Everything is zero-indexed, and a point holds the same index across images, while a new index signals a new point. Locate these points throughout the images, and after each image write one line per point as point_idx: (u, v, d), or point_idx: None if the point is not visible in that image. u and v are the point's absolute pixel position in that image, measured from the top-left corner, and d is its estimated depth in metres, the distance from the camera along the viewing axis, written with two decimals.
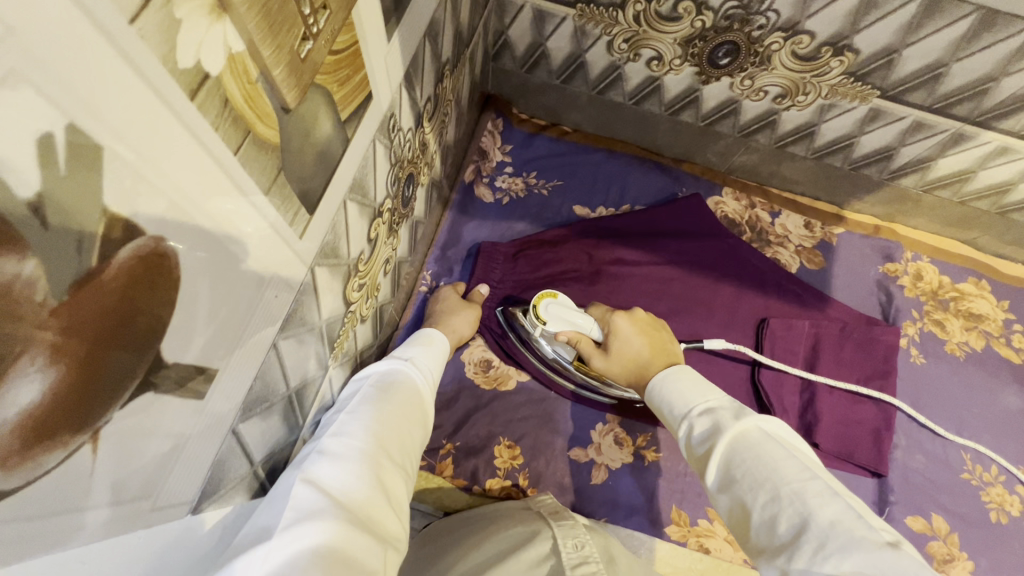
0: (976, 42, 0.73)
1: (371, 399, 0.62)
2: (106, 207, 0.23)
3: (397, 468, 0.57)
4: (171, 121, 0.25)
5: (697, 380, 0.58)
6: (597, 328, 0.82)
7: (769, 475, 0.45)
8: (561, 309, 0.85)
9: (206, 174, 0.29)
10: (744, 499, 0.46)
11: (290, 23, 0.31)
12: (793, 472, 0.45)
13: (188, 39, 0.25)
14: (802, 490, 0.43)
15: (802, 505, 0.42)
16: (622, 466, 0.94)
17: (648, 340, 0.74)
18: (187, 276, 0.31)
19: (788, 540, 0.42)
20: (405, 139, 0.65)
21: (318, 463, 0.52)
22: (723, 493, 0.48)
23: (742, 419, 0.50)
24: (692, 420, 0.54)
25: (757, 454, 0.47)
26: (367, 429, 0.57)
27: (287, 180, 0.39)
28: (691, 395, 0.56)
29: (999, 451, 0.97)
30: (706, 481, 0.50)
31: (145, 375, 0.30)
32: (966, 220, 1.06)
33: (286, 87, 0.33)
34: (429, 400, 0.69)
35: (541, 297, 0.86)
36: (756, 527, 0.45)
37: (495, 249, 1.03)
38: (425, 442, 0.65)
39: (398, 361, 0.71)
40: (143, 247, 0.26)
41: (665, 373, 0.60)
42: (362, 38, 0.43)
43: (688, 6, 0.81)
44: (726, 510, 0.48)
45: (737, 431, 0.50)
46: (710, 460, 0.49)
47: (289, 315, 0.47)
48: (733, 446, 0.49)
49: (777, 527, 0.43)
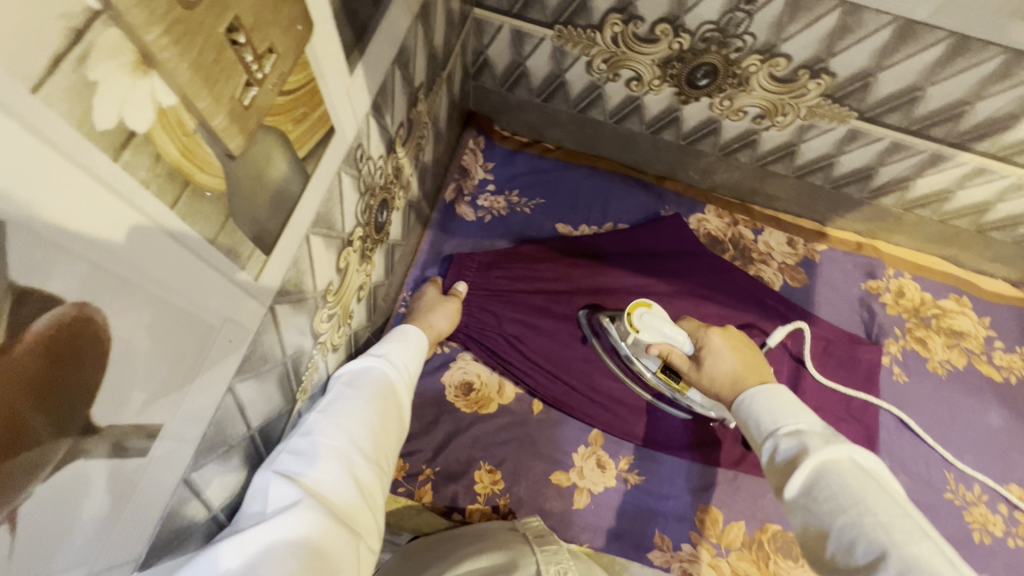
0: (950, 67, 0.73)
1: (347, 399, 0.60)
2: (14, 283, 0.22)
3: (371, 467, 0.56)
4: (91, 185, 0.24)
5: (795, 403, 0.56)
6: (689, 343, 0.79)
7: (856, 502, 0.45)
8: (655, 318, 0.82)
9: (138, 233, 0.28)
10: (822, 520, 0.46)
11: (230, 71, 0.30)
12: (882, 505, 0.44)
13: (106, 101, 0.24)
14: (890, 523, 0.42)
15: (886, 536, 0.42)
16: (604, 490, 0.92)
17: (743, 355, 0.71)
18: (119, 339, 0.29)
19: (864, 565, 0.41)
20: (377, 166, 0.64)
21: (290, 464, 0.51)
22: (799, 507, 0.48)
23: (834, 447, 0.48)
24: (779, 438, 0.52)
25: (847, 484, 0.46)
26: (342, 430, 0.56)
27: (237, 225, 0.37)
28: (782, 415, 0.54)
29: (981, 470, 0.97)
30: (785, 493, 0.49)
31: (72, 443, 0.28)
32: (946, 237, 1.06)
33: (230, 135, 0.32)
34: (405, 400, 0.67)
35: (635, 306, 0.84)
36: (833, 550, 0.44)
37: (468, 258, 1.03)
38: (400, 440, 0.64)
39: (370, 358, 0.67)
40: (62, 315, 0.25)
41: (759, 391, 0.58)
42: (320, 75, 0.42)
43: (665, 28, 0.80)
44: (800, 526, 0.48)
45: (828, 457, 0.48)
46: (796, 472, 0.48)
47: (245, 357, 0.45)
48: (821, 469, 0.48)
49: (854, 553, 0.43)
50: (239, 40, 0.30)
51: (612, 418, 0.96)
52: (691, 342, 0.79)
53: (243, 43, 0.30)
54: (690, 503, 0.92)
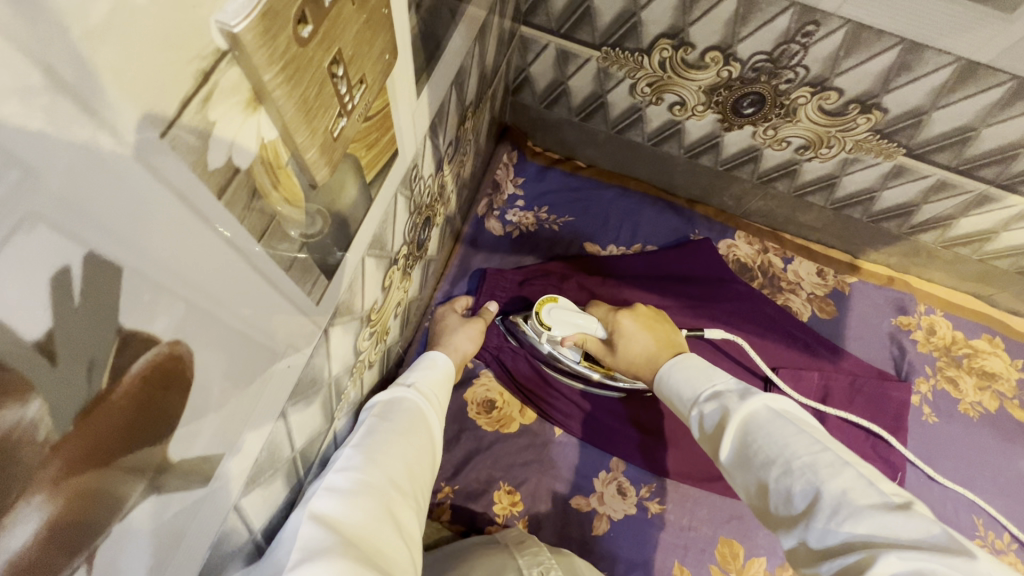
0: (1008, 110, 0.71)
1: (377, 431, 0.59)
2: (121, 326, 0.21)
3: (404, 503, 0.54)
4: (198, 224, 0.23)
5: (707, 365, 0.58)
6: (602, 327, 0.80)
7: (780, 451, 0.45)
8: (563, 312, 0.82)
9: (229, 268, 0.27)
10: (759, 476, 0.46)
11: (327, 105, 0.29)
12: (802, 445, 0.44)
13: (221, 140, 0.23)
14: (813, 461, 0.43)
15: (814, 476, 0.42)
16: (625, 517, 0.91)
17: (654, 334, 0.72)
18: (201, 373, 0.28)
19: (803, 510, 0.42)
20: (426, 185, 0.63)
21: (324, 502, 0.49)
22: (738, 469, 0.48)
23: (748, 399, 0.50)
24: (702, 406, 0.54)
25: (768, 432, 0.46)
26: (374, 463, 0.55)
27: (309, 251, 0.37)
28: (698, 382, 0.55)
29: (1009, 517, 0.94)
30: (720, 459, 0.50)
31: (148, 481, 0.27)
32: (984, 276, 1.04)
33: (318, 166, 0.31)
34: (435, 429, 0.65)
35: (541, 303, 0.83)
36: (773, 502, 0.44)
37: (500, 276, 1.01)
38: (433, 475, 0.62)
39: (400, 390, 0.67)
40: (157, 355, 0.24)
41: (670, 363, 0.60)
42: (394, 101, 0.41)
43: (715, 56, 0.79)
44: (742, 487, 0.48)
45: (745, 412, 0.49)
46: (724, 436, 0.49)
47: (297, 383, 0.44)
48: (745, 425, 0.48)
49: (792, 500, 0.43)
50: (338, 73, 0.29)
51: (633, 445, 0.95)
52: (602, 327, 0.79)
53: (342, 75, 0.29)
54: (711, 535, 0.91)
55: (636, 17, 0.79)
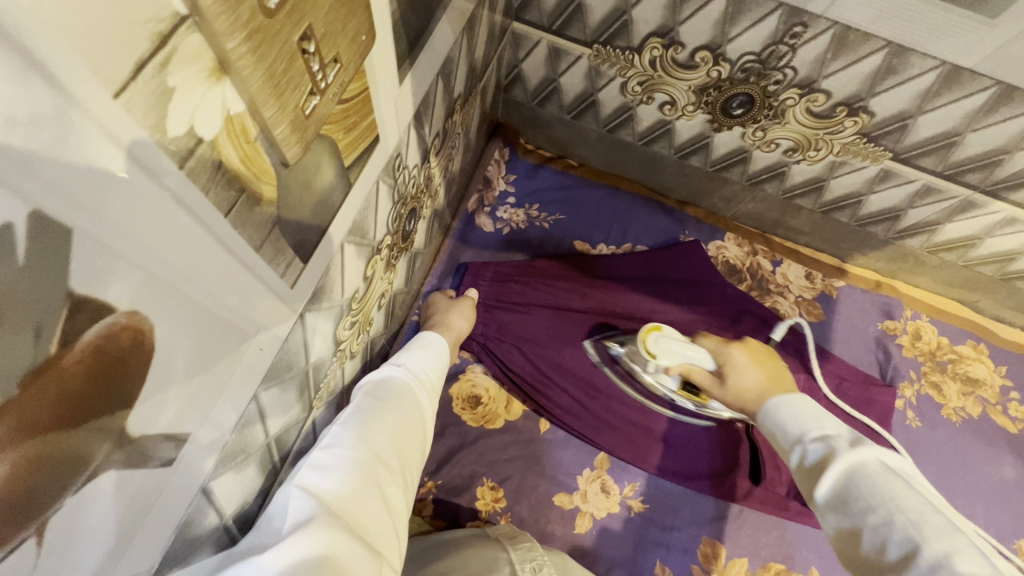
0: (991, 115, 0.72)
1: (366, 408, 0.58)
2: (72, 290, 0.21)
3: (394, 478, 0.54)
4: (157, 191, 0.23)
5: (820, 410, 0.54)
6: (710, 358, 0.74)
7: (884, 501, 0.43)
8: (669, 341, 0.77)
9: (193, 242, 0.27)
10: (854, 521, 0.44)
11: (297, 81, 0.29)
12: (910, 502, 0.42)
13: (180, 107, 0.23)
14: (920, 519, 0.41)
15: (916, 531, 0.40)
16: (608, 515, 0.91)
17: (766, 372, 0.69)
18: (163, 347, 0.28)
19: (898, 563, 0.40)
20: (411, 176, 0.63)
21: (310, 478, 0.50)
22: (833, 512, 0.46)
23: (859, 448, 0.47)
24: (806, 445, 0.51)
25: (872, 481, 0.44)
26: (360, 439, 0.54)
27: (282, 232, 0.36)
28: (805, 421, 0.53)
29: (990, 523, 0.95)
30: (814, 498, 0.48)
31: (104, 454, 0.27)
32: (969, 283, 1.05)
33: (288, 143, 0.31)
34: (427, 407, 0.64)
35: (646, 331, 0.79)
36: (866, 550, 0.43)
37: (484, 269, 1.02)
38: (426, 453, 0.61)
39: (392, 369, 0.66)
40: (112, 324, 0.24)
41: (779, 400, 0.57)
42: (373, 85, 0.41)
43: (705, 56, 0.80)
44: (833, 531, 0.46)
45: (852, 459, 0.46)
46: (823, 475, 0.47)
47: (271, 366, 0.44)
48: (847, 471, 0.46)
49: (887, 551, 0.41)
50: (309, 49, 0.29)
51: (621, 442, 0.94)
52: (712, 357, 0.74)
53: (313, 51, 0.29)
54: (694, 535, 0.90)
55: (627, 15, 0.79)
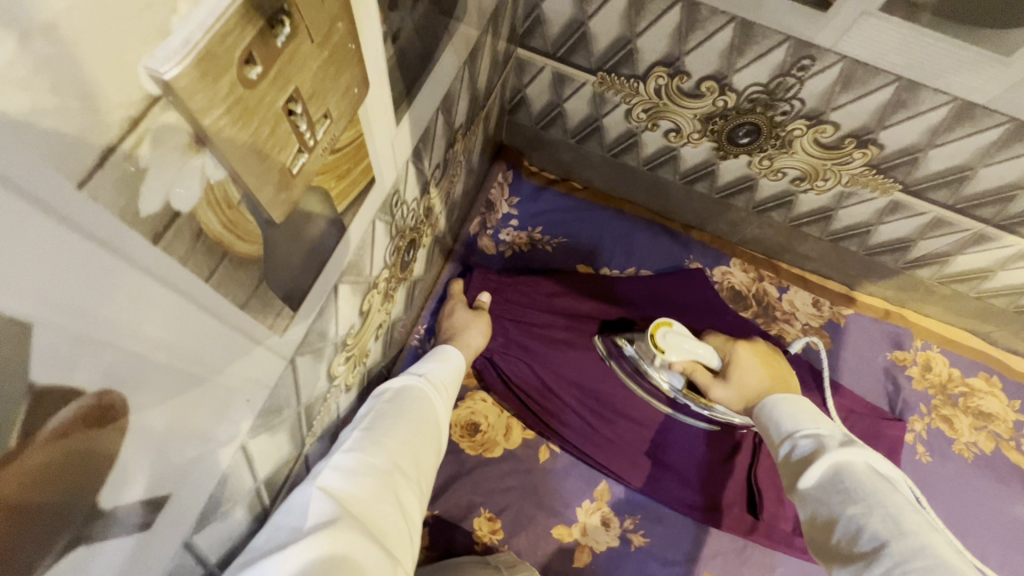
0: (1005, 151, 0.70)
1: (388, 416, 0.57)
2: (34, 383, 0.20)
3: (410, 486, 0.53)
4: (127, 270, 0.22)
5: (813, 409, 0.55)
6: (717, 357, 0.73)
7: (868, 496, 0.43)
8: (678, 338, 0.74)
9: (169, 311, 0.26)
10: (832, 509, 0.45)
11: (283, 142, 0.29)
12: (894, 501, 0.42)
13: (154, 185, 0.22)
14: (899, 514, 0.41)
15: (894, 525, 0.40)
16: (607, 549, 0.88)
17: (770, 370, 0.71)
18: (136, 419, 0.27)
19: (869, 551, 0.40)
20: (409, 209, 0.62)
21: (332, 481, 0.49)
22: (815, 497, 0.47)
23: (849, 448, 0.47)
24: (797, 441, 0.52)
25: (858, 480, 0.45)
26: (382, 446, 0.53)
27: (270, 287, 0.35)
28: (799, 419, 0.54)
29: (1004, 565, 0.91)
30: (798, 485, 0.48)
31: (74, 531, 0.26)
32: (981, 314, 1.02)
33: (275, 202, 0.30)
34: (443, 419, 0.63)
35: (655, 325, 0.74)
36: (838, 537, 0.43)
37: (486, 279, 0.99)
38: (440, 462, 0.60)
39: (411, 378, 0.64)
40: (82, 407, 0.23)
41: (773, 398, 0.58)
42: (367, 131, 0.40)
43: (711, 85, 0.79)
44: (808, 516, 0.47)
45: (842, 458, 0.47)
46: (811, 467, 0.48)
47: (262, 412, 0.43)
48: (837, 467, 0.47)
49: (859, 538, 0.42)
50: (295, 110, 0.29)
51: (623, 470, 0.91)
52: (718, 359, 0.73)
53: (300, 112, 0.29)
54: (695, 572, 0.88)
55: (632, 44, 0.78)
